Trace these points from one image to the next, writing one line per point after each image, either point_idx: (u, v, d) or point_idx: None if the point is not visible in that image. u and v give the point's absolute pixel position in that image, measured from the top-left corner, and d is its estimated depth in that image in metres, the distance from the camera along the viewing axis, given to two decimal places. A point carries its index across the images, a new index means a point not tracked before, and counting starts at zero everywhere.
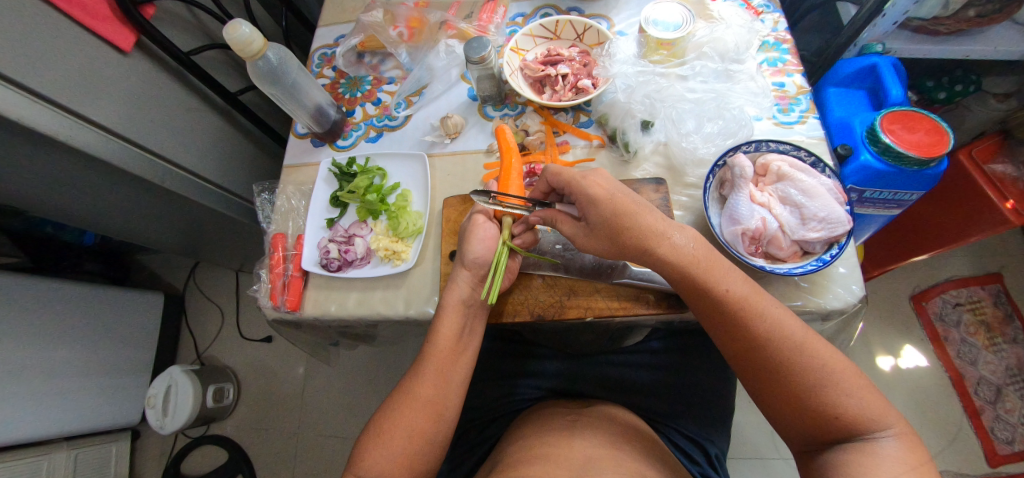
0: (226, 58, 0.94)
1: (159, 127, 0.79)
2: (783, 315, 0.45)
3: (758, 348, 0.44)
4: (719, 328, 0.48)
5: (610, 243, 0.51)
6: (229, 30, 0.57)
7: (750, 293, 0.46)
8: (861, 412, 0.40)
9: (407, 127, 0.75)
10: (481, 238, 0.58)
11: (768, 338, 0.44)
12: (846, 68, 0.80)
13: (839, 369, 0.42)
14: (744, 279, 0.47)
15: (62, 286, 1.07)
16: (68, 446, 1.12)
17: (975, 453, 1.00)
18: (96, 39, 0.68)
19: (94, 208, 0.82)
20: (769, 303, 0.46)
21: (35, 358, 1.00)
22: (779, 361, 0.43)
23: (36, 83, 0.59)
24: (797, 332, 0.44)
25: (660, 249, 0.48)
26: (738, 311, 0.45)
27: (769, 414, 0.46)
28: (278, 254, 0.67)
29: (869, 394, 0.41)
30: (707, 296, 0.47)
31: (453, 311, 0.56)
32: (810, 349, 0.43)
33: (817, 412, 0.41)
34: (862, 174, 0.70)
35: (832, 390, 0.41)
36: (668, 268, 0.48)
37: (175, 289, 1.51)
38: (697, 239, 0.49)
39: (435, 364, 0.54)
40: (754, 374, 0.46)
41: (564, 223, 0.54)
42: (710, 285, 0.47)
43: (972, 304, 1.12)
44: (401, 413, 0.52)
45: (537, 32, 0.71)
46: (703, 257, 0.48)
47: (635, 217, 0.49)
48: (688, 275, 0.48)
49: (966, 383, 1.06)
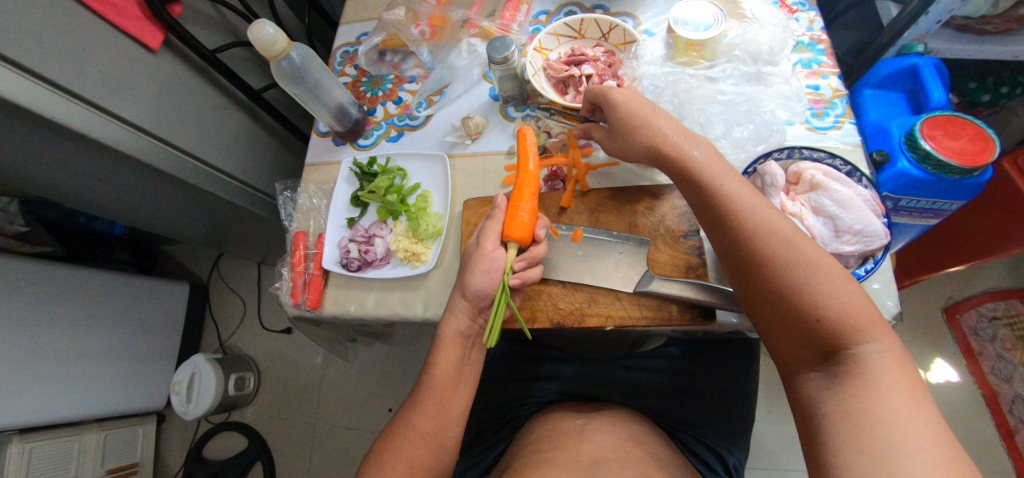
0: (250, 55, 0.95)
1: (184, 123, 0.80)
2: (778, 216, 0.45)
3: (747, 249, 0.45)
4: (716, 230, 0.49)
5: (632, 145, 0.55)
6: (253, 30, 0.57)
7: (747, 194, 0.47)
8: (845, 315, 0.39)
9: (428, 127, 0.74)
10: (485, 270, 0.56)
11: (757, 234, 0.45)
12: (885, 68, 0.76)
13: (826, 271, 0.41)
14: (747, 184, 0.48)
15: (94, 275, 1.11)
16: (98, 427, 1.17)
17: (1006, 472, 0.96)
18: (125, 37, 0.69)
19: (123, 201, 0.84)
20: (766, 206, 0.46)
21: (68, 344, 1.04)
22: (765, 260, 0.43)
23: (68, 81, 0.61)
24: (788, 232, 0.44)
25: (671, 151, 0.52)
26: (731, 208, 0.47)
27: (761, 326, 0.46)
28: (299, 252, 0.67)
29: (857, 300, 0.40)
30: (704, 196, 0.49)
31: (451, 344, 0.56)
32: (799, 249, 0.42)
33: (799, 313, 0.41)
34: (899, 182, 0.67)
35: (815, 291, 0.40)
36: (677, 171, 0.52)
37: (199, 279, 1.55)
38: (709, 146, 0.51)
39: (433, 396, 0.55)
40: (744, 279, 0.46)
41: (597, 132, 0.61)
42: (710, 184, 0.49)
43: (1009, 318, 1.06)
44: (400, 443, 0.52)
45: (561, 32, 0.69)
46: (708, 161, 0.50)
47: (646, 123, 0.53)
48: (689, 176, 0.50)
49: (1000, 399, 1.01)
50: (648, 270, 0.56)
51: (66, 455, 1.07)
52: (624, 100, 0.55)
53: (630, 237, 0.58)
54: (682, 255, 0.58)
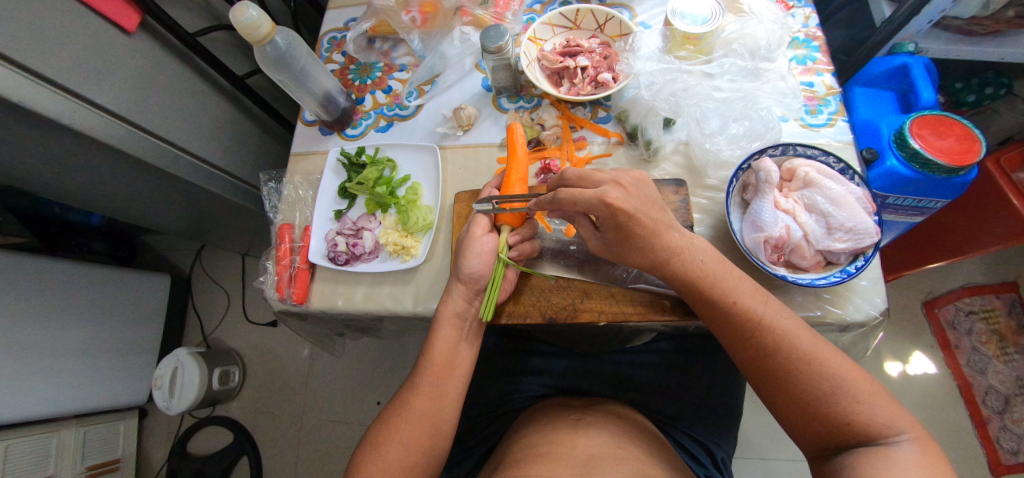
0: (233, 39, 0.91)
1: (163, 110, 0.77)
2: (793, 324, 0.44)
3: (766, 358, 0.44)
4: (727, 335, 0.47)
5: (624, 253, 0.49)
6: (236, 13, 0.55)
7: (760, 303, 0.45)
8: (873, 418, 0.39)
9: (419, 117, 0.72)
10: (478, 253, 0.56)
11: (777, 349, 0.43)
12: (876, 68, 0.77)
13: (849, 378, 0.41)
14: (753, 287, 0.47)
15: (69, 267, 1.07)
16: (76, 423, 1.13)
17: (978, 462, 1.00)
18: (100, 19, 0.66)
19: (99, 190, 0.81)
20: (778, 312, 0.45)
21: (43, 339, 1.00)
22: (789, 372, 0.42)
23: (39, 64, 0.58)
24: (804, 341, 0.43)
25: (676, 263, 0.47)
26: (747, 323, 0.45)
27: (781, 420, 0.45)
28: (285, 245, 0.65)
29: (880, 400, 0.40)
30: (716, 309, 0.46)
31: (448, 325, 0.55)
32: (819, 358, 0.42)
33: (830, 420, 0.40)
34: (887, 180, 0.68)
35: (841, 398, 0.40)
36: (680, 281, 0.48)
37: (181, 270, 1.50)
38: (709, 250, 0.48)
39: (430, 378, 0.54)
40: (764, 383, 0.45)
41: (581, 226, 0.52)
42: (718, 295, 0.46)
43: (985, 312, 1.10)
44: (396, 426, 0.51)
45: (556, 22, 0.68)
46: (713, 268, 0.47)
47: (644, 232, 0.46)
48: (697, 289, 0.47)
49: (974, 392, 1.05)
50: (640, 266, 0.56)
51: (43, 452, 1.04)
52: (625, 217, 0.45)
53: None
54: None
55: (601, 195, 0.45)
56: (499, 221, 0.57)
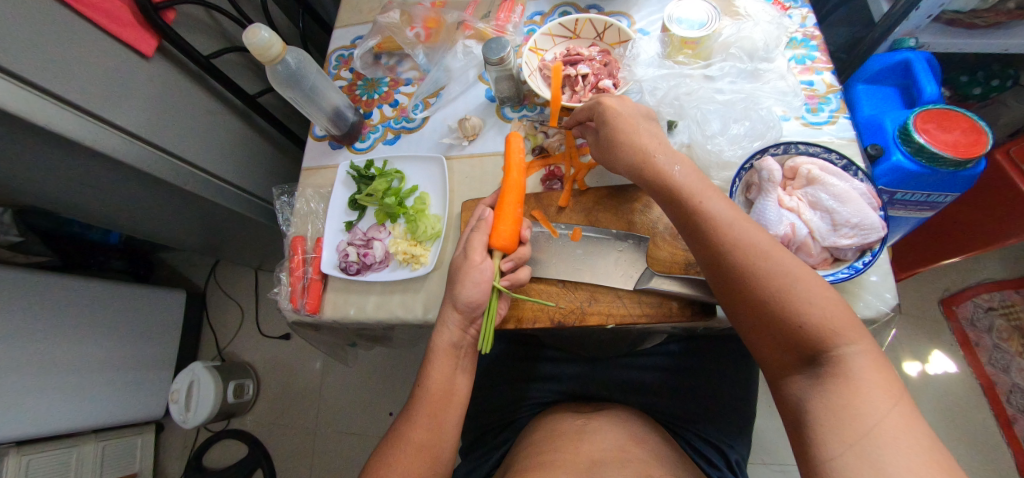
0: (244, 61, 0.94)
1: (178, 129, 0.80)
2: (757, 230, 0.43)
3: (723, 260, 0.43)
4: (692, 242, 0.47)
5: (613, 155, 0.55)
6: (248, 35, 0.57)
7: (726, 207, 0.45)
8: (827, 322, 0.38)
9: (425, 129, 0.74)
10: (474, 281, 0.54)
11: (735, 251, 0.43)
12: (877, 64, 0.77)
13: (804, 280, 0.39)
14: (721, 195, 0.47)
15: (89, 284, 1.10)
16: (95, 438, 1.16)
17: (1006, 463, 0.97)
18: (119, 45, 0.69)
19: (117, 208, 0.83)
20: (741, 217, 0.44)
21: (64, 354, 1.03)
22: (744, 275, 0.42)
23: (62, 89, 0.61)
24: (764, 243, 0.42)
25: (652, 166, 0.50)
26: (709, 225, 0.45)
27: (745, 335, 0.44)
28: (298, 257, 0.67)
29: (838, 306, 0.38)
30: (682, 212, 0.47)
31: (443, 356, 0.54)
32: (776, 259, 0.41)
33: (782, 324, 0.39)
34: (894, 176, 0.67)
35: (794, 299, 0.39)
36: (652, 186, 0.51)
37: (196, 286, 1.54)
38: (683, 160, 0.50)
39: (427, 409, 0.52)
40: (726, 293, 0.44)
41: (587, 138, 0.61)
42: (684, 198, 0.47)
43: (1006, 309, 1.07)
44: (393, 462, 0.50)
45: (556, 32, 0.70)
46: (682, 176, 0.48)
47: (628, 130, 0.53)
48: (667, 192, 0.49)
49: (998, 390, 1.02)
50: (649, 268, 0.56)
51: (64, 466, 1.06)
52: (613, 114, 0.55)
53: (628, 234, 0.58)
54: (682, 251, 0.57)
55: (618, 113, 0.54)
56: (493, 247, 0.56)
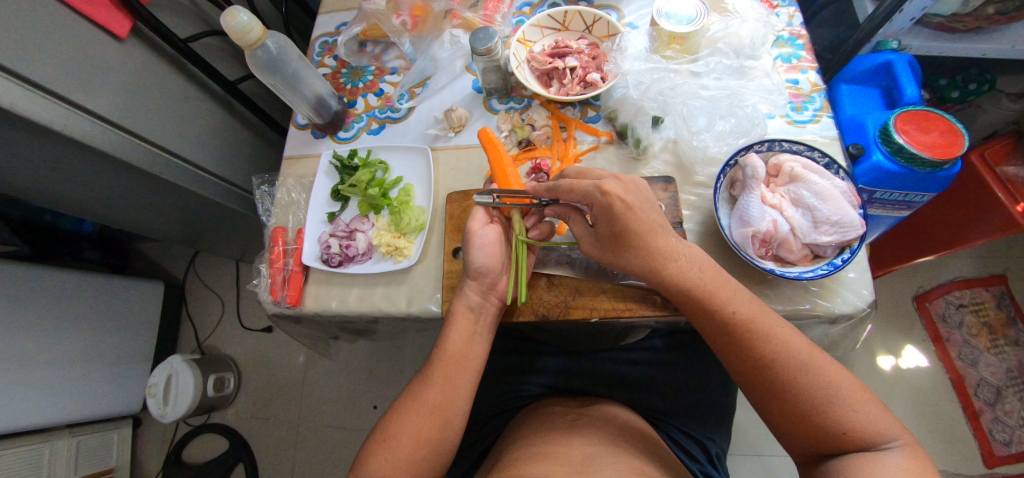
0: (224, 45, 0.92)
1: (155, 116, 0.77)
2: (791, 336, 0.45)
3: (764, 369, 0.45)
4: (725, 347, 0.48)
5: (619, 260, 0.50)
6: (226, 17, 0.55)
7: (758, 313, 0.46)
8: (867, 426, 0.41)
9: (411, 119, 0.73)
10: (480, 245, 0.56)
11: (775, 362, 0.44)
12: (860, 64, 0.78)
13: (842, 385, 0.42)
14: (747, 298, 0.47)
15: (60, 274, 1.06)
16: (69, 433, 1.12)
17: (972, 453, 1.01)
18: (91, 25, 0.66)
19: (91, 197, 0.80)
20: (774, 323, 0.46)
21: (35, 347, 1.00)
22: (788, 383, 0.43)
23: (31, 71, 0.58)
24: (802, 352, 0.44)
25: (673, 271, 0.48)
26: (746, 335, 0.45)
27: (776, 428, 0.46)
28: (278, 248, 0.66)
29: (874, 407, 0.42)
30: (715, 320, 0.47)
31: (462, 319, 0.55)
32: (816, 367, 0.43)
33: (827, 430, 0.42)
34: (873, 175, 0.69)
35: (838, 406, 0.42)
36: (677, 292, 0.48)
37: (174, 278, 1.50)
38: (705, 260, 0.49)
39: (443, 370, 0.54)
40: (758, 393, 0.46)
41: (576, 222, 0.54)
42: (717, 305, 0.46)
43: (975, 305, 1.12)
44: (407, 418, 0.51)
45: (545, 23, 0.69)
46: (711, 282, 0.47)
47: (646, 229, 0.47)
48: (693, 300, 0.48)
49: (966, 384, 1.06)
50: None
51: (37, 462, 1.03)
52: (627, 209, 0.47)
53: None
54: None
55: (613, 201, 0.48)
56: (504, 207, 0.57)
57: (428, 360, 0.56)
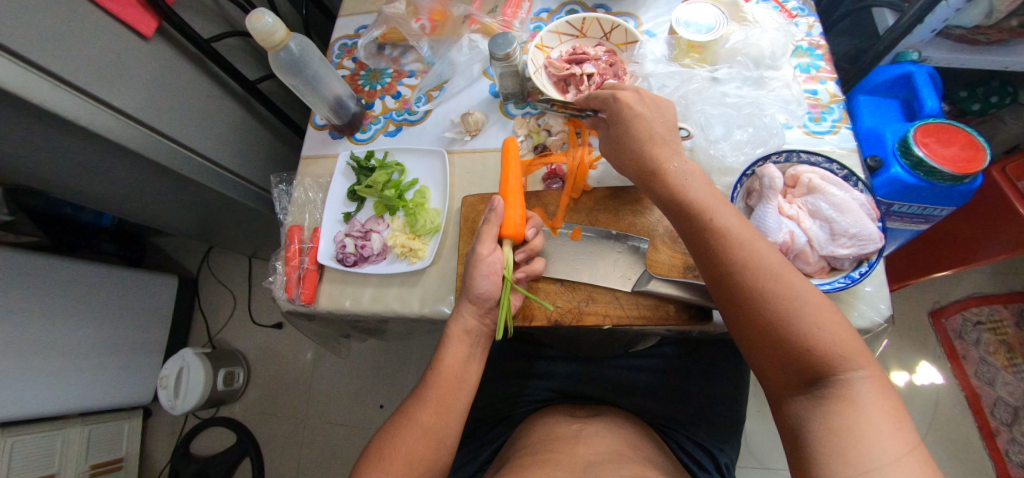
0: (246, 46, 0.93)
1: (176, 114, 0.79)
2: (766, 249, 0.44)
3: (732, 278, 0.44)
4: (702, 258, 0.47)
5: (626, 160, 0.54)
6: (252, 19, 0.56)
7: (736, 225, 0.45)
8: (832, 346, 0.38)
9: (427, 122, 0.74)
10: (485, 273, 0.55)
11: (745, 271, 0.43)
12: (880, 76, 0.77)
13: (811, 302, 0.40)
14: (732, 210, 0.47)
15: (79, 266, 1.08)
16: (82, 421, 1.15)
17: (986, 474, 0.99)
18: (119, 25, 0.68)
19: (112, 191, 0.82)
20: (753, 235, 0.45)
21: (53, 337, 1.02)
22: (754, 292, 0.42)
23: (60, 68, 0.59)
24: (775, 263, 0.43)
25: (660, 176, 0.50)
26: (721, 244, 0.45)
27: (747, 351, 0.44)
28: (294, 246, 0.66)
29: (845, 334, 0.39)
30: (694, 229, 0.47)
31: (457, 341, 0.56)
32: (787, 279, 0.42)
33: (789, 345, 0.40)
34: (892, 187, 0.68)
35: (803, 321, 0.40)
36: (667, 195, 0.50)
37: (189, 272, 1.52)
38: (697, 172, 0.50)
39: (437, 392, 0.54)
40: (729, 310, 0.45)
41: (600, 131, 0.59)
42: (697, 212, 0.47)
43: (993, 323, 1.09)
44: (401, 439, 0.51)
45: (563, 30, 0.70)
46: (697, 191, 0.48)
47: (649, 134, 0.51)
48: (679, 207, 0.49)
49: (982, 403, 1.04)
50: (647, 269, 0.56)
51: (50, 448, 1.05)
52: (636, 115, 0.53)
53: (628, 237, 0.58)
54: (680, 255, 0.57)
55: (631, 110, 0.53)
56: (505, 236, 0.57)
57: (422, 379, 0.56)
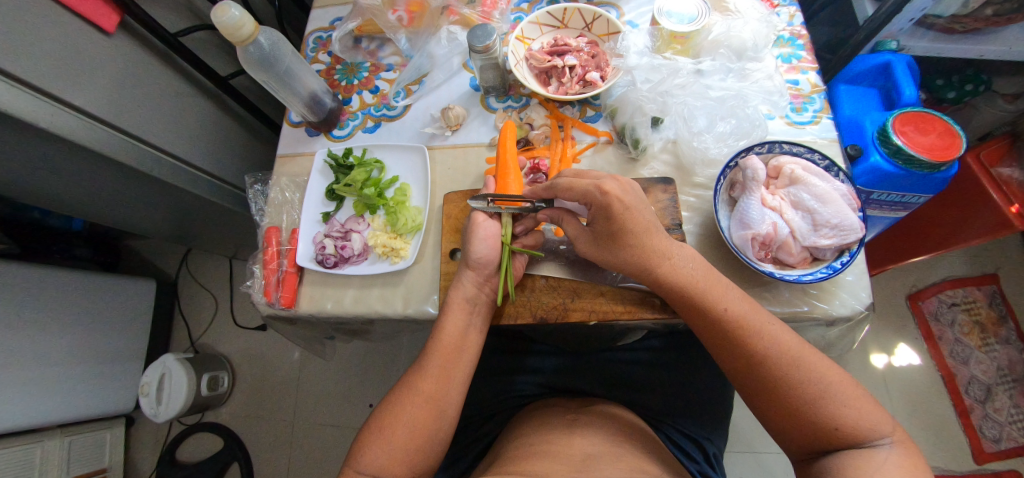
0: (216, 40, 0.90)
1: (144, 112, 0.75)
2: (782, 331, 0.45)
3: (754, 366, 0.44)
4: (717, 344, 0.47)
5: (617, 259, 0.50)
6: (218, 12, 0.53)
7: (749, 310, 0.46)
8: (860, 423, 0.40)
9: (407, 117, 0.72)
10: (484, 238, 0.56)
11: (768, 359, 0.44)
12: (859, 65, 0.78)
13: (834, 382, 0.42)
14: (740, 297, 0.48)
15: (50, 273, 1.04)
16: (61, 433, 1.11)
17: (962, 450, 1.02)
18: (78, 19, 0.64)
19: (79, 195, 0.79)
20: (767, 320, 0.46)
21: (24, 348, 0.98)
22: (779, 379, 0.43)
23: (15, 66, 0.56)
24: (794, 346, 0.44)
25: (664, 270, 0.48)
26: (738, 332, 0.45)
27: (768, 426, 0.46)
28: (272, 248, 0.64)
29: (866, 406, 0.41)
30: (707, 318, 0.47)
31: (457, 309, 0.55)
32: (808, 361, 0.43)
33: (818, 425, 0.41)
34: (872, 175, 0.69)
35: (830, 402, 0.41)
36: (672, 289, 0.48)
37: (167, 275, 1.48)
38: (697, 258, 0.50)
39: (439, 361, 0.53)
40: (750, 390, 0.46)
41: (570, 224, 0.54)
42: (709, 302, 0.47)
43: (967, 304, 1.13)
44: (401, 410, 0.51)
45: (544, 21, 0.68)
46: (704, 282, 0.48)
47: (641, 227, 0.49)
48: (686, 297, 0.48)
49: (958, 382, 1.07)
50: None
51: (27, 462, 1.01)
52: (624, 208, 0.49)
53: None
54: None
55: (621, 205, 0.49)
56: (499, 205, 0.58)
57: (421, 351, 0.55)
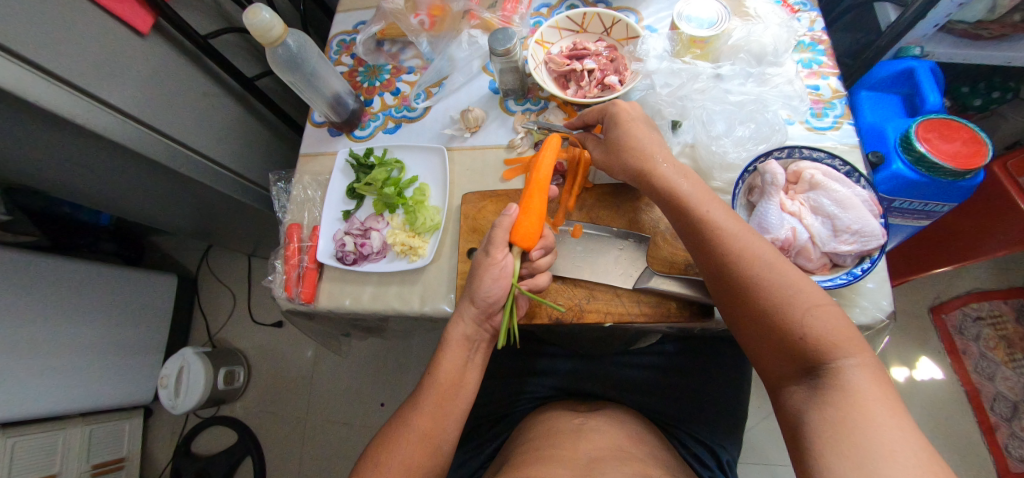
0: (243, 42, 0.92)
1: (173, 111, 0.78)
2: (758, 240, 0.46)
3: (726, 270, 0.46)
4: (698, 253, 0.49)
5: (623, 165, 0.56)
6: (249, 15, 0.55)
7: (728, 218, 0.47)
8: (826, 334, 0.39)
9: (427, 119, 0.73)
10: (495, 278, 0.53)
11: (739, 261, 0.45)
12: (881, 71, 0.77)
13: (805, 292, 0.41)
14: (726, 206, 0.49)
15: (77, 265, 1.08)
16: (83, 421, 1.14)
17: (987, 469, 0.99)
18: (114, 21, 0.67)
19: (109, 190, 0.82)
20: (746, 228, 0.47)
21: (51, 337, 1.01)
22: (747, 281, 0.44)
23: (55, 65, 0.59)
24: (766, 253, 0.44)
25: (655, 177, 0.52)
26: (713, 236, 0.47)
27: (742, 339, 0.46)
28: (293, 245, 0.66)
29: (836, 318, 0.40)
30: (688, 225, 0.49)
31: (456, 347, 0.55)
32: (777, 267, 0.43)
33: (783, 334, 0.41)
34: (894, 183, 0.68)
35: (796, 311, 0.41)
36: (662, 195, 0.52)
37: (187, 270, 1.51)
38: (690, 172, 0.52)
39: (435, 396, 0.53)
40: (726, 301, 0.47)
41: (591, 142, 0.61)
42: (691, 206, 0.49)
43: (993, 318, 1.10)
44: (401, 441, 0.51)
45: (564, 25, 0.69)
46: (692, 190, 0.50)
47: (642, 138, 0.54)
48: (673, 206, 0.51)
49: (982, 398, 1.04)
50: (649, 266, 0.56)
51: (50, 448, 1.05)
52: (628, 122, 0.56)
53: (629, 234, 0.58)
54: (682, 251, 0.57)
55: (629, 120, 0.56)
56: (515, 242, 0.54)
57: (419, 385, 0.56)
